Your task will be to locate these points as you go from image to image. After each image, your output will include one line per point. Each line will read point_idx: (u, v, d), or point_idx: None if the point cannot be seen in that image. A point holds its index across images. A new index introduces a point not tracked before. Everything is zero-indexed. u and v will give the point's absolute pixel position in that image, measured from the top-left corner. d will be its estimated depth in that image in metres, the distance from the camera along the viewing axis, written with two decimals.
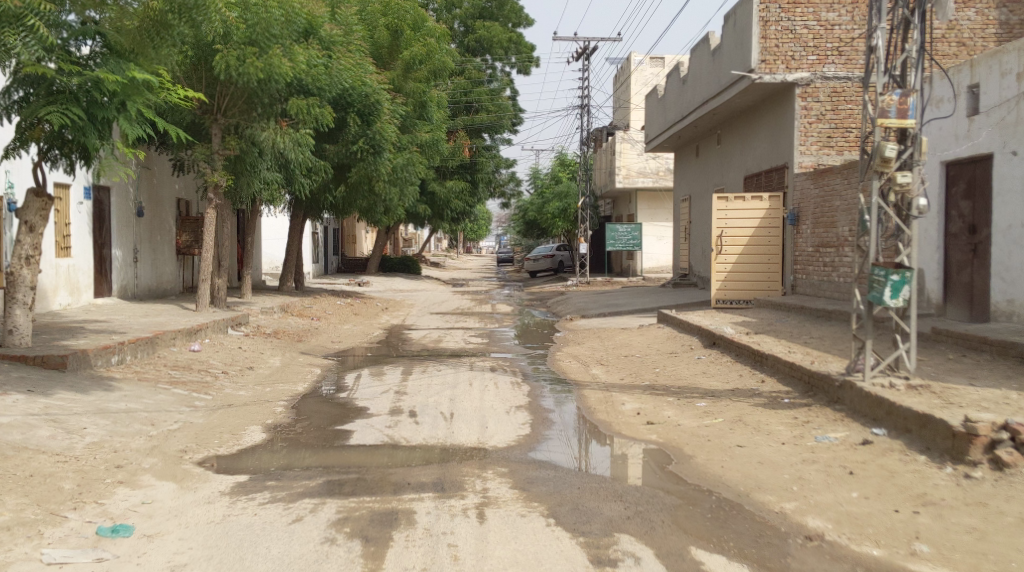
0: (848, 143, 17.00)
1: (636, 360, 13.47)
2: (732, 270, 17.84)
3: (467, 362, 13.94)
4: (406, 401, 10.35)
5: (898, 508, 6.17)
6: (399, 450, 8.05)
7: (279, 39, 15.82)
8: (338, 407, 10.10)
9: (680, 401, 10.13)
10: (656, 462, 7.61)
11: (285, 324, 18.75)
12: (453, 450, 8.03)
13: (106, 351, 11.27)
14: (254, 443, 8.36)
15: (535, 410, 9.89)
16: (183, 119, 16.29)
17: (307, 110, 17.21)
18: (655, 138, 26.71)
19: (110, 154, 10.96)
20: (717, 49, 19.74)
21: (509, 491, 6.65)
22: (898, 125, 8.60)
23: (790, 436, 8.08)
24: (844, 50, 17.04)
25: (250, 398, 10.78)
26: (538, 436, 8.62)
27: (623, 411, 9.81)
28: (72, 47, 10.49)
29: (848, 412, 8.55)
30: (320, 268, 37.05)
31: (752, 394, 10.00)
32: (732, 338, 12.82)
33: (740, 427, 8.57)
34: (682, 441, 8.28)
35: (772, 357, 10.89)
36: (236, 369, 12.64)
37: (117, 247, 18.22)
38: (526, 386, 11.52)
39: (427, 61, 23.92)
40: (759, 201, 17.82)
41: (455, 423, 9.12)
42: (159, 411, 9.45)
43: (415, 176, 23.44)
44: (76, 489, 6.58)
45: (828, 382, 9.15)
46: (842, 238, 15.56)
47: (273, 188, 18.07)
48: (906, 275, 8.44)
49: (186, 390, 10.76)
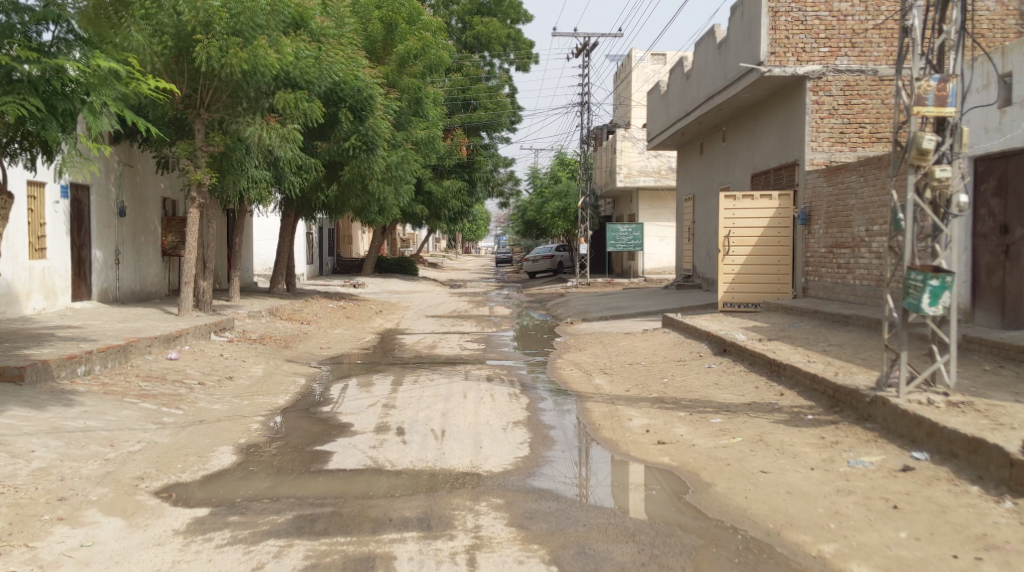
0: (862, 139, 16.13)
1: (641, 369, 12.62)
2: (740, 273, 17.13)
3: (463, 369, 13.10)
4: (394, 416, 9.51)
5: (956, 554, 5.36)
6: (382, 476, 7.21)
7: (265, 29, 14.98)
8: (319, 424, 9.25)
9: (693, 416, 9.28)
10: (672, 490, 6.77)
11: (272, 328, 17.88)
12: (443, 476, 7.18)
13: (70, 362, 10.44)
14: (222, 467, 7.51)
15: (534, 427, 9.05)
16: (164, 114, 15.47)
17: (295, 105, 16.36)
18: (658, 136, 25.87)
19: (73, 148, 10.18)
20: (723, 42, 18.96)
21: (506, 529, 5.83)
22: (936, 113, 7.76)
23: (819, 459, 7.23)
24: (857, 42, 16.18)
25: (225, 412, 9.94)
26: (537, 458, 7.77)
27: (631, 428, 8.95)
28: (33, 32, 9.64)
29: (883, 432, 7.69)
30: (315, 268, 36.26)
31: (770, 409, 9.15)
32: (744, 345, 11.96)
33: (762, 449, 7.72)
34: (698, 464, 7.43)
35: (791, 368, 10.04)
36: (213, 380, 11.78)
37: (97, 248, 17.36)
38: (524, 398, 10.66)
39: (422, 56, 23.13)
40: (768, 200, 16.95)
41: (447, 443, 8.27)
42: (121, 429, 8.60)
43: (409, 174, 22.65)
44: (6, 529, 5.84)
45: (856, 398, 8.30)
46: (858, 238, 14.73)
47: (261, 187, 17.23)
48: (946, 279, 7.57)
49: (155, 404, 9.90)
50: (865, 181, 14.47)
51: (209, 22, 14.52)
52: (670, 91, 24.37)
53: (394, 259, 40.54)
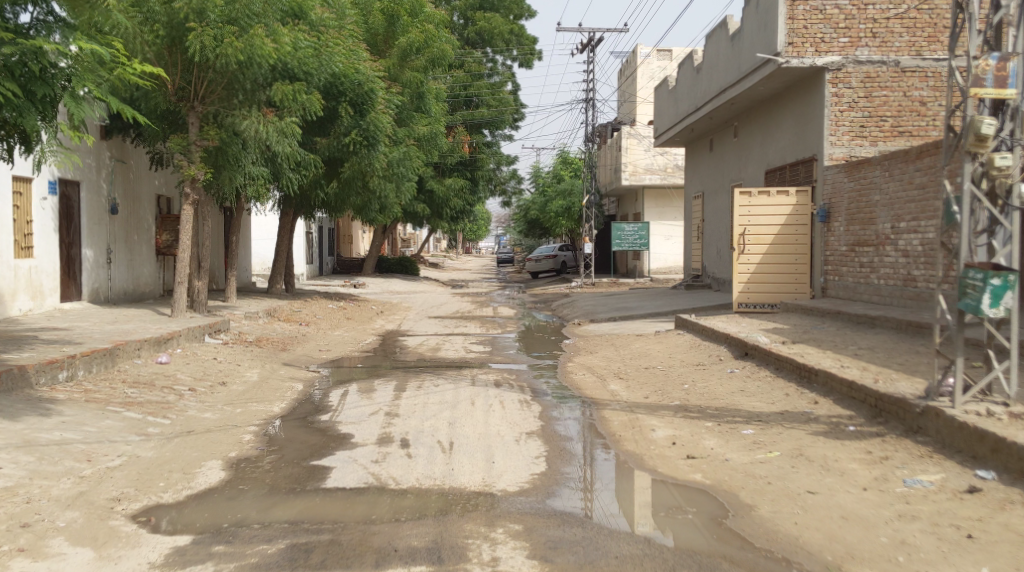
0: (883, 133, 15.40)
1: (659, 374, 11.90)
2: (756, 272, 16.39)
3: (469, 374, 12.37)
4: (397, 427, 8.78)
5: None
6: (386, 496, 6.51)
7: (261, 18, 14.24)
8: (317, 435, 8.53)
9: (721, 427, 8.56)
10: (709, 515, 6.08)
11: (269, 330, 17.17)
12: (453, 496, 6.47)
13: (50, 367, 9.75)
14: (209, 485, 6.80)
15: (549, 438, 8.33)
16: (157, 105, 14.74)
17: (293, 97, 15.61)
18: (666, 132, 25.15)
19: (53, 138, 9.53)
20: (737, 34, 18.22)
21: (528, 563, 5.21)
22: (995, 96, 7.05)
23: (870, 478, 6.55)
24: (878, 31, 15.38)
25: (216, 422, 9.20)
26: (555, 476, 7.05)
27: (655, 440, 8.23)
28: (8, 13, 8.93)
29: (937, 447, 7.00)
30: (314, 268, 35.49)
31: (806, 419, 8.43)
32: (769, 349, 11.25)
33: (804, 465, 7.01)
34: (735, 484, 6.72)
35: (824, 374, 9.34)
36: (205, 386, 11.05)
37: (88, 247, 16.65)
38: (536, 406, 9.95)
39: (426, 49, 22.34)
40: (785, 196, 16.21)
41: (456, 458, 7.56)
42: (101, 442, 7.89)
43: (412, 171, 21.92)
44: None
45: (904, 409, 7.59)
46: (882, 236, 14.00)
47: (258, 183, 16.49)
48: (1009, 279, 6.86)
49: (140, 413, 9.17)
50: (890, 176, 13.75)
51: (203, 10, 13.75)
52: (679, 85, 23.63)
53: (394, 259, 39.79)
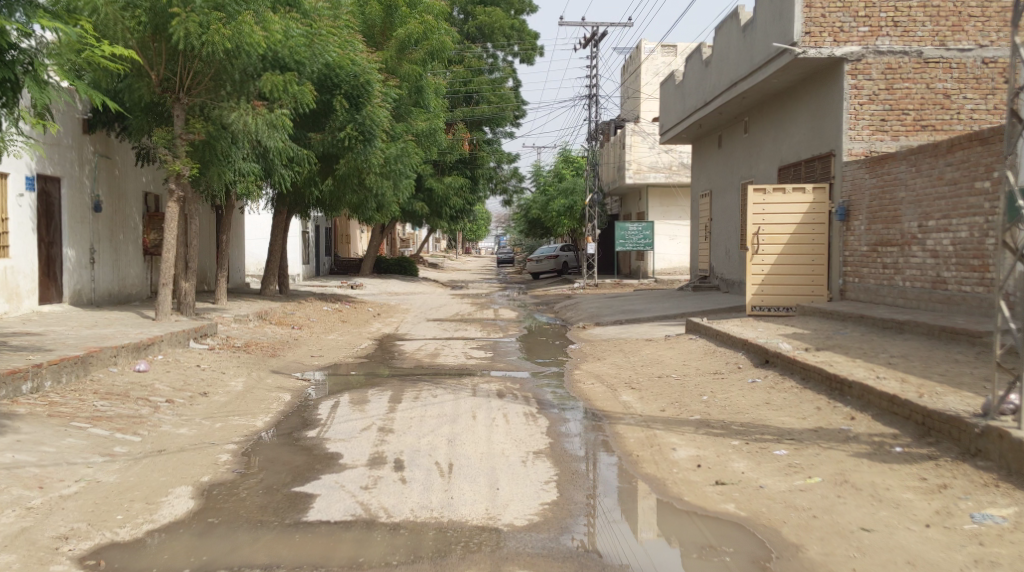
0: (905, 127, 14.52)
1: (674, 384, 11.03)
2: (771, 273, 15.52)
3: (470, 383, 11.53)
4: (390, 446, 7.91)
5: None
6: (375, 532, 5.66)
7: (249, 5, 13.32)
8: (302, 455, 7.69)
9: (750, 446, 7.71)
10: (749, 558, 5.35)
11: (259, 334, 16.33)
12: (453, 533, 5.64)
13: (13, 378, 8.92)
14: (176, 517, 6.00)
15: (560, 458, 7.47)
16: (141, 97, 13.85)
17: (284, 88, 14.53)
18: (672, 128, 24.31)
19: (14, 125, 8.62)
20: (749, 24, 17.38)
21: None
22: None
23: (928, 512, 5.74)
24: (900, 20, 14.48)
25: (192, 439, 8.35)
26: (568, 504, 6.23)
27: (679, 461, 7.38)
28: None
29: (1002, 474, 6.16)
30: (311, 269, 34.68)
31: (843, 438, 7.58)
32: (793, 356, 10.40)
33: (852, 494, 6.18)
34: (775, 517, 5.90)
35: (858, 387, 8.49)
36: (185, 397, 10.21)
37: (69, 247, 15.79)
38: (543, 420, 9.08)
39: (426, 41, 21.42)
40: (801, 192, 15.38)
41: (457, 484, 6.70)
42: (59, 465, 7.03)
43: (411, 167, 20.85)
44: None
45: (958, 429, 6.75)
46: (907, 235, 13.16)
47: (249, 179, 15.60)
48: None
49: (108, 429, 8.32)
50: (917, 172, 12.91)
51: None
52: (686, 79, 22.78)
53: (393, 259, 38.83)
